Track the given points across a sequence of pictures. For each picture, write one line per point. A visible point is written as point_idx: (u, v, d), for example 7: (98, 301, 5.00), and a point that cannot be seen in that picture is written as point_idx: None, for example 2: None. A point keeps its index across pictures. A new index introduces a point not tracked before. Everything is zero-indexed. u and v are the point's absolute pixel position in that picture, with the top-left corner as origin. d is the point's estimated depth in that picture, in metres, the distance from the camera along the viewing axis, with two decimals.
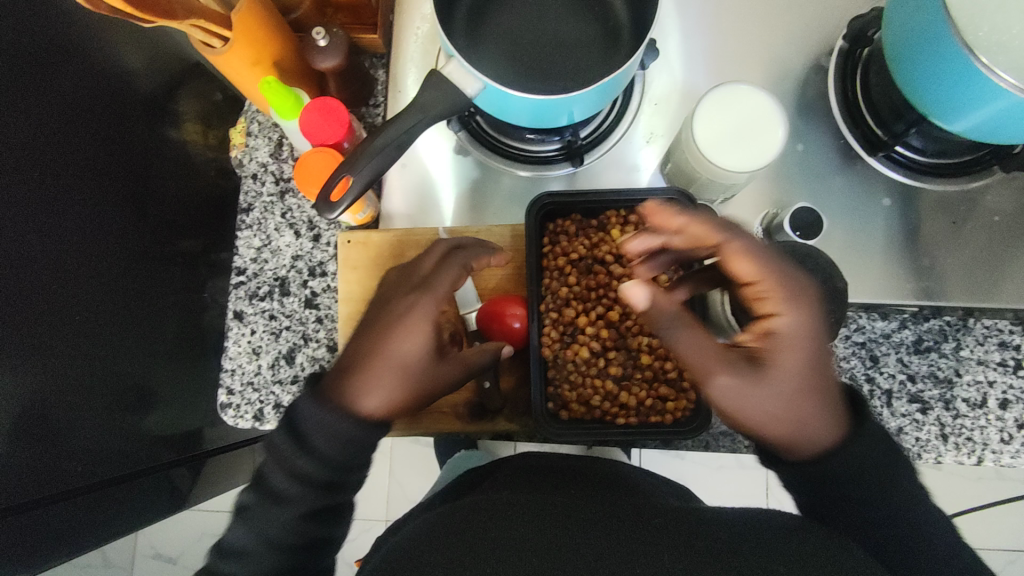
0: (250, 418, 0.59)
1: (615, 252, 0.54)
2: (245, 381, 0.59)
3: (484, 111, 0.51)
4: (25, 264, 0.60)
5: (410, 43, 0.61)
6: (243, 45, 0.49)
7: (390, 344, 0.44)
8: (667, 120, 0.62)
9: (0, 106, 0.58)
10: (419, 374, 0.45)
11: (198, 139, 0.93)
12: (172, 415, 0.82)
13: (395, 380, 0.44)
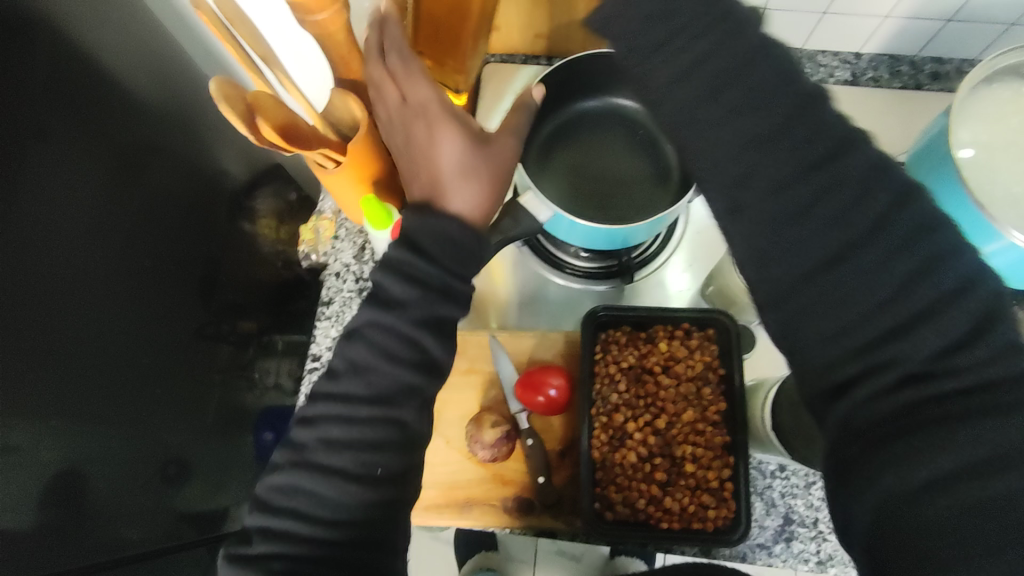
0: None
1: (663, 363, 0.58)
2: None
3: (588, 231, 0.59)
4: (123, 338, 0.67)
5: None
6: (354, 168, 0.56)
7: (448, 170, 0.46)
8: (709, 247, 0.69)
9: (118, 200, 0.67)
10: (475, 141, 0.47)
11: (270, 231, 1.04)
12: (198, 492, 0.84)
13: (470, 161, 0.46)
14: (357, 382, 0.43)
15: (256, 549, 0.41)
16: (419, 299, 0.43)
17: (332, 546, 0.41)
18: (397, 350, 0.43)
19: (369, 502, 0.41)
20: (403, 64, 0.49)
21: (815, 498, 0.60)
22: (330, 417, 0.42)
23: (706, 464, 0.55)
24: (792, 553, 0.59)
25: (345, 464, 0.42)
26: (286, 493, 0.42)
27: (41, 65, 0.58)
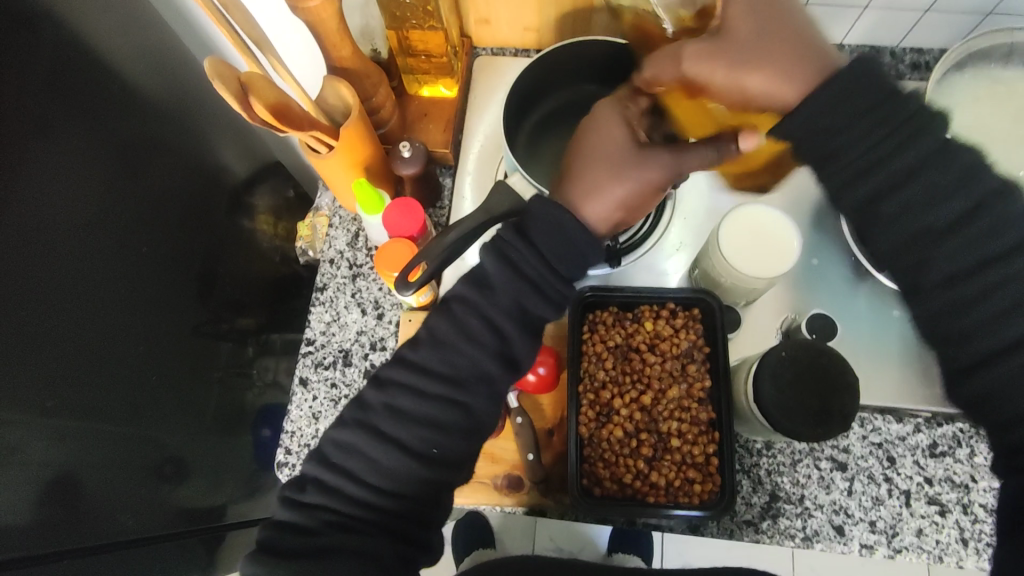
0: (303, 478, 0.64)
1: (648, 342, 0.60)
2: (303, 443, 0.65)
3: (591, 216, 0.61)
4: (120, 326, 0.68)
5: (470, 160, 0.73)
6: (345, 152, 0.58)
7: (602, 167, 0.50)
8: (696, 231, 0.70)
9: (118, 190, 0.68)
10: (635, 153, 0.50)
11: (268, 228, 1.05)
12: (195, 489, 0.85)
13: (615, 172, 0.50)
14: (434, 357, 0.47)
15: (310, 496, 0.45)
16: (510, 286, 0.47)
17: (380, 507, 0.45)
18: (479, 332, 0.47)
19: (422, 476, 0.45)
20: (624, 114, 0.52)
21: (800, 475, 0.61)
22: (401, 385, 0.46)
23: (691, 439, 0.56)
24: (779, 530, 0.59)
25: (408, 435, 0.45)
26: (345, 450, 0.45)
27: (44, 60, 0.59)
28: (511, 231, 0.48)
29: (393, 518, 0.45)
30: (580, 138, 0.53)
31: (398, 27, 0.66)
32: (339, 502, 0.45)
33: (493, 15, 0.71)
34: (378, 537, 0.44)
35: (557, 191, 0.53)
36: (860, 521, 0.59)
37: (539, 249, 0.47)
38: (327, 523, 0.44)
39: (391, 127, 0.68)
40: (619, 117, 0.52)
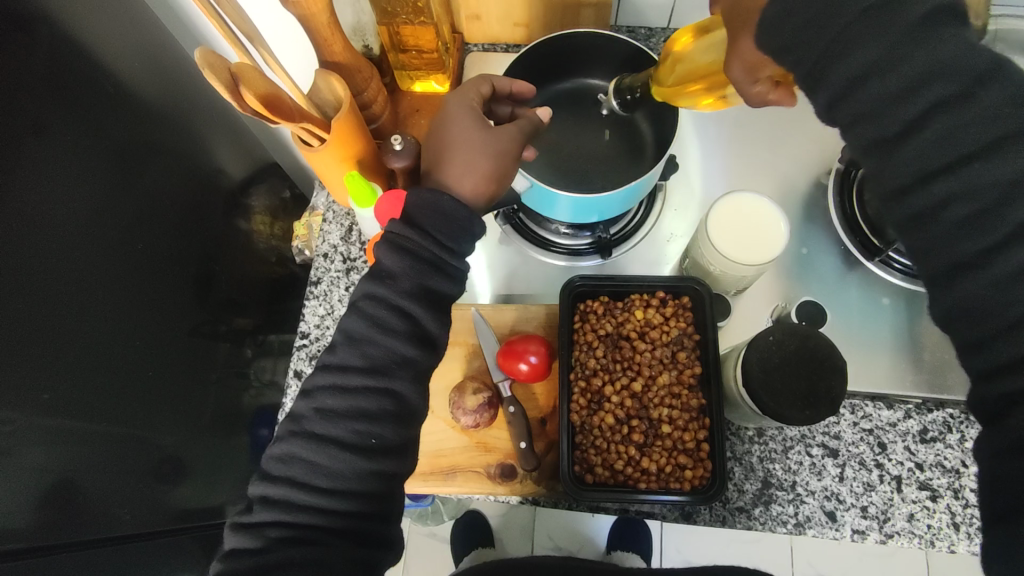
0: None
1: (638, 330, 0.60)
2: None
3: (536, 204, 0.63)
4: (118, 323, 0.68)
5: None
6: (337, 144, 0.58)
7: (456, 147, 0.52)
8: (687, 222, 0.71)
9: (113, 188, 0.69)
10: (489, 134, 0.53)
11: (264, 229, 1.06)
12: (194, 488, 0.85)
13: (470, 151, 0.52)
14: (353, 354, 0.47)
15: (258, 515, 0.45)
16: (410, 271, 0.47)
17: (328, 513, 0.44)
18: (389, 319, 0.47)
19: (363, 470, 0.45)
20: (460, 102, 0.55)
21: (792, 461, 0.61)
22: (326, 389, 0.47)
23: (682, 426, 0.57)
24: (771, 516, 0.60)
25: (343, 433, 0.45)
26: (284, 461, 0.46)
27: (38, 61, 0.60)
28: (398, 222, 0.48)
29: (343, 522, 0.44)
30: (435, 125, 0.55)
31: (389, 23, 0.66)
32: (287, 514, 0.44)
33: (483, 11, 0.72)
34: (331, 543, 0.44)
35: (427, 174, 0.54)
36: (852, 506, 0.59)
37: (426, 228, 0.48)
38: (278, 538, 0.44)
39: (384, 121, 0.69)
40: (463, 105, 0.54)
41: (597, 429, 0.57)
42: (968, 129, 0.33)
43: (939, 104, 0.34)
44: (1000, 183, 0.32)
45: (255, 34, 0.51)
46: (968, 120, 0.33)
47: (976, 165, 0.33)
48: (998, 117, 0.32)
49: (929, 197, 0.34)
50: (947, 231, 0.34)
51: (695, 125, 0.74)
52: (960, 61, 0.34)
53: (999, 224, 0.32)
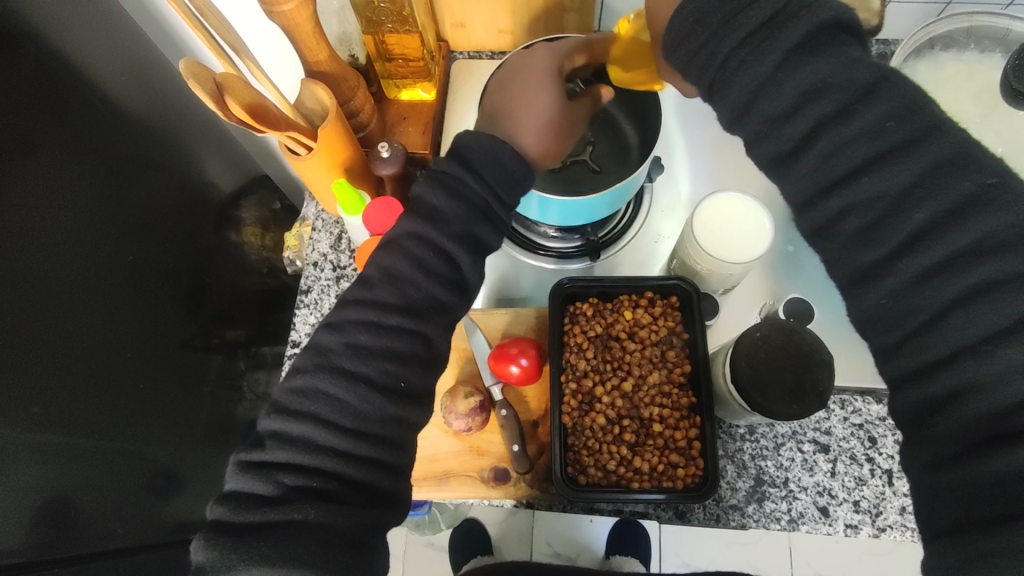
0: None
1: (628, 331, 0.60)
2: None
3: (532, 208, 0.63)
4: (110, 337, 0.68)
5: None
6: (324, 153, 0.59)
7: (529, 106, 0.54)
8: (675, 223, 0.72)
9: (102, 201, 0.69)
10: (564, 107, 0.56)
11: (255, 240, 1.06)
12: (189, 501, 0.85)
13: (549, 119, 0.54)
14: (390, 290, 0.46)
15: (272, 454, 0.43)
16: (462, 216, 0.49)
17: (349, 459, 0.43)
18: (433, 262, 0.47)
19: (390, 415, 0.44)
20: (552, 64, 0.56)
21: (784, 458, 0.61)
22: (357, 324, 0.45)
23: (673, 424, 0.57)
24: (764, 513, 0.60)
25: (371, 370, 0.44)
26: (306, 396, 0.44)
27: (27, 78, 0.60)
28: (456, 165, 0.50)
29: (363, 472, 0.43)
30: (515, 75, 0.57)
31: (374, 32, 0.67)
32: (305, 458, 0.42)
33: (468, 20, 0.73)
34: (351, 496, 0.42)
35: (491, 124, 0.55)
36: (844, 501, 0.60)
37: (481, 176, 0.50)
38: (294, 486, 0.42)
39: (371, 129, 0.70)
40: (552, 65, 0.56)
41: (590, 431, 0.57)
42: (855, 145, 0.39)
43: (830, 117, 0.40)
44: (890, 192, 0.38)
45: (239, 44, 0.52)
46: (854, 136, 0.39)
47: (864, 180, 0.39)
48: (881, 130, 0.38)
49: (827, 209, 0.40)
50: (849, 239, 0.40)
51: (680, 126, 0.75)
52: (840, 76, 0.40)
53: (893, 234, 0.38)
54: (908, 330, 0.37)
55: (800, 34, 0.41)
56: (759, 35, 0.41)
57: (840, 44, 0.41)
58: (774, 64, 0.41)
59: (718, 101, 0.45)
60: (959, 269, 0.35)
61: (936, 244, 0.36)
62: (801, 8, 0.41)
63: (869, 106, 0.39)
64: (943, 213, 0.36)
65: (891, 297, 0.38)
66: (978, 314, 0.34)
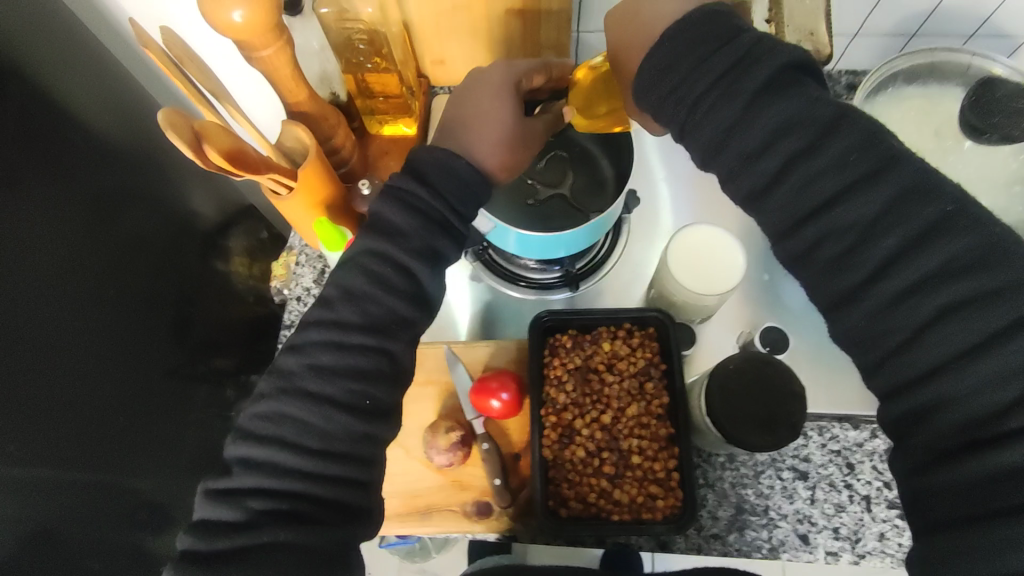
0: None
1: (606, 362, 0.61)
2: None
3: (506, 242, 0.64)
4: (95, 372, 0.68)
5: None
6: (304, 192, 0.60)
7: (482, 123, 0.56)
8: (653, 253, 0.73)
9: (89, 236, 0.69)
10: (518, 127, 0.57)
11: (243, 269, 1.05)
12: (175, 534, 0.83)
13: (498, 135, 0.56)
14: (351, 310, 0.47)
15: (240, 480, 0.45)
16: (421, 229, 0.49)
17: (316, 480, 0.45)
18: (392, 277, 0.48)
19: (357, 433, 0.46)
20: (507, 84, 0.58)
21: (764, 485, 0.62)
22: (319, 344, 0.47)
23: (652, 455, 0.58)
24: (745, 541, 0.60)
25: (336, 390, 0.46)
26: (272, 421, 0.46)
27: (13, 118, 0.61)
28: (412, 180, 0.51)
29: (333, 491, 0.45)
30: (470, 90, 0.58)
31: (355, 71, 0.69)
32: (272, 482, 0.44)
33: (447, 55, 0.74)
34: (321, 515, 0.44)
35: (445, 139, 0.57)
36: (824, 528, 0.60)
37: (438, 188, 0.51)
38: (261, 510, 0.44)
39: (353, 165, 0.71)
40: (507, 83, 0.58)
41: (570, 464, 0.58)
42: (825, 177, 0.43)
43: (797, 155, 0.44)
44: (861, 221, 0.42)
45: (220, 90, 0.53)
46: (822, 170, 0.43)
47: (836, 210, 0.43)
48: (846, 163, 0.43)
49: (804, 238, 0.44)
50: (824, 265, 0.44)
51: (656, 158, 0.77)
52: (802, 114, 0.44)
53: (865, 261, 0.42)
54: (888, 348, 0.42)
55: (762, 77, 0.45)
56: (727, 78, 0.45)
57: (801, 85, 0.45)
58: (742, 106, 0.45)
59: (692, 137, 0.48)
60: (929, 291, 0.40)
61: (906, 269, 0.41)
62: (758, 57, 0.45)
63: (832, 142, 0.43)
64: (911, 237, 0.41)
65: (872, 316, 0.42)
66: (951, 330, 0.39)
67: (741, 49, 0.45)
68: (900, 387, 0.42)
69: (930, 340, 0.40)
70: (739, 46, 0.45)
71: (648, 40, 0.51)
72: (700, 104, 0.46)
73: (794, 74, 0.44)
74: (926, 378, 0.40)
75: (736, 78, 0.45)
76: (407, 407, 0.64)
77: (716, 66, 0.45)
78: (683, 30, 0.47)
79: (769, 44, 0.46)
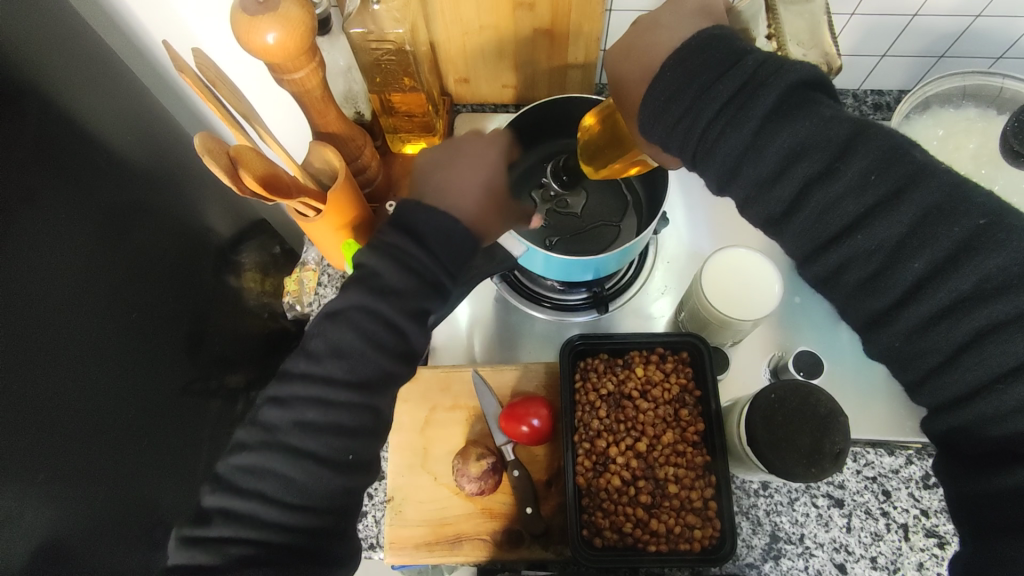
0: (366, 547, 0.63)
1: (640, 388, 0.60)
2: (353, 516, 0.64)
3: (536, 267, 0.64)
4: (107, 390, 0.64)
5: None
6: (333, 215, 0.58)
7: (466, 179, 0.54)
8: (678, 275, 0.72)
9: (103, 249, 0.67)
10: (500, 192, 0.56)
11: (256, 285, 1.01)
12: None
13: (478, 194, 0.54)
14: (337, 365, 0.45)
15: (217, 531, 0.44)
16: (414, 290, 0.47)
17: (294, 534, 0.44)
18: (429, 272, 0.48)
19: (338, 489, 0.45)
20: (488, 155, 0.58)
21: (798, 513, 0.61)
22: (306, 399, 0.45)
23: (689, 483, 0.57)
24: (781, 571, 0.59)
25: (318, 443, 0.45)
26: (253, 475, 0.45)
27: (27, 130, 0.60)
28: (406, 238, 0.48)
29: (309, 545, 0.44)
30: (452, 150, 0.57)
31: (380, 90, 0.68)
32: (263, 510, 0.44)
33: (470, 74, 0.74)
34: (304, 542, 0.44)
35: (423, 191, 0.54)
36: (862, 557, 0.59)
37: (434, 253, 0.49)
38: (246, 544, 0.44)
39: (377, 184, 0.71)
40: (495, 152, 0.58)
41: (604, 493, 0.57)
42: (844, 202, 0.41)
43: (814, 178, 0.42)
44: (886, 244, 0.40)
45: (250, 113, 0.53)
46: (842, 193, 0.41)
47: (860, 236, 0.41)
48: (867, 184, 0.41)
49: (828, 263, 0.43)
50: (853, 288, 0.43)
51: (680, 181, 0.76)
52: (818, 137, 0.42)
53: (894, 284, 0.40)
54: (926, 369, 0.41)
55: (771, 102, 0.42)
56: (733, 105, 0.43)
57: (813, 105, 0.42)
58: (753, 132, 0.43)
59: (705, 168, 0.46)
60: (963, 314, 0.38)
61: (938, 290, 0.39)
62: (771, 74, 0.43)
63: (852, 162, 0.41)
64: (940, 260, 0.39)
65: (903, 339, 0.41)
66: (1005, 344, 0.37)
67: (745, 73, 0.43)
68: (944, 404, 0.41)
69: (966, 347, 0.39)
70: (742, 70, 0.43)
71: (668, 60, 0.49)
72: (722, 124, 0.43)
73: (799, 92, 0.43)
74: (970, 395, 0.39)
75: (740, 106, 0.43)
76: (436, 434, 0.63)
77: (720, 94, 0.43)
78: (683, 58, 0.45)
79: (777, 62, 0.43)
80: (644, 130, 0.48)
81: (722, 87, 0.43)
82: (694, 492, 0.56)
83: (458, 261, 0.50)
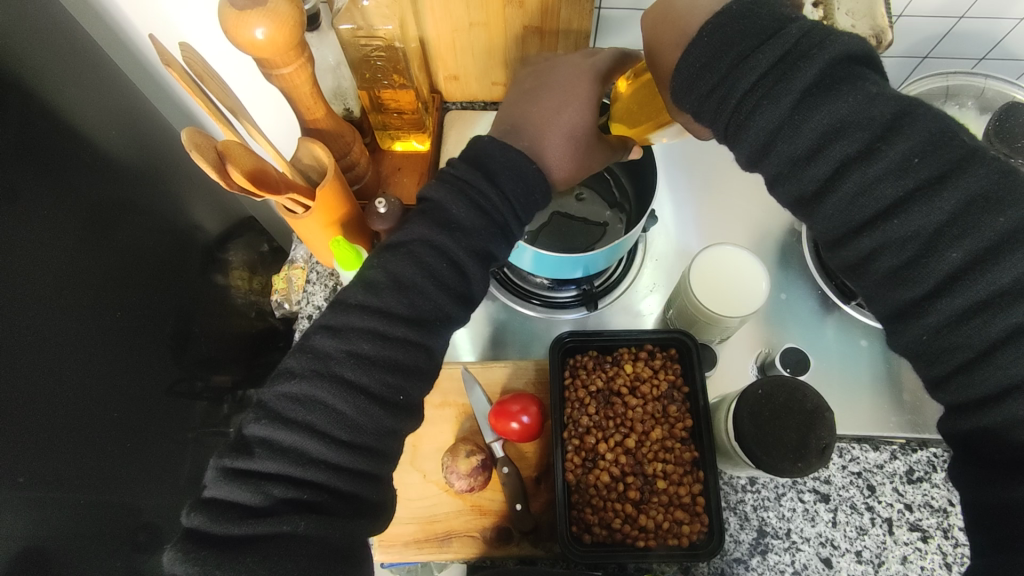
0: None
1: (629, 385, 0.60)
2: None
3: (529, 263, 0.64)
4: (91, 389, 0.64)
5: None
6: (321, 212, 0.58)
7: (551, 123, 0.54)
8: (666, 272, 0.73)
9: (88, 246, 0.66)
10: (591, 131, 0.55)
11: (244, 283, 1.00)
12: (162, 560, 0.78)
13: (562, 141, 0.54)
14: (400, 303, 0.46)
15: (260, 464, 0.42)
16: (483, 228, 0.50)
17: (339, 472, 0.43)
18: (445, 273, 0.48)
19: (387, 428, 0.44)
20: (580, 90, 0.55)
21: (785, 508, 0.61)
22: (362, 331, 0.45)
23: (677, 479, 0.57)
24: (768, 565, 0.60)
25: (372, 383, 0.44)
26: (302, 405, 0.43)
27: (9, 124, 0.59)
28: (475, 173, 0.51)
29: (352, 485, 0.43)
30: (544, 86, 0.56)
31: (370, 87, 0.68)
32: (296, 469, 0.42)
33: (460, 71, 0.74)
34: (337, 508, 0.42)
35: (513, 133, 0.55)
36: (847, 551, 0.60)
37: (504, 190, 0.51)
38: (283, 499, 0.41)
39: (366, 181, 0.70)
40: (587, 84, 0.55)
41: (594, 489, 0.57)
42: (883, 184, 0.41)
43: (854, 157, 0.41)
44: (924, 230, 0.40)
45: (237, 108, 0.52)
46: (880, 176, 0.41)
47: (895, 221, 0.40)
48: (908, 167, 0.40)
49: (859, 249, 0.42)
50: (884, 276, 0.42)
51: (667, 180, 0.76)
52: (858, 115, 0.41)
53: (929, 273, 0.40)
54: (955, 365, 0.40)
55: (814, 75, 0.41)
56: (771, 77, 0.42)
57: (857, 79, 0.41)
58: (789, 107, 0.42)
59: (735, 144, 0.45)
60: (1000, 309, 0.38)
61: (976, 283, 0.38)
62: (814, 46, 0.42)
63: (894, 143, 0.40)
64: (979, 251, 0.38)
65: (930, 333, 0.41)
66: (1021, 355, 0.37)
67: (788, 43, 0.42)
68: (965, 405, 0.40)
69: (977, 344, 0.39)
70: (784, 40, 0.42)
71: (684, 39, 0.49)
72: (736, 109, 0.43)
73: (843, 64, 0.42)
74: (984, 391, 0.39)
75: (780, 78, 0.42)
76: (425, 431, 0.63)
77: (757, 67, 0.42)
78: (723, 23, 0.44)
79: (822, 34, 0.42)
80: (676, 99, 0.47)
81: (731, 73, 0.43)
82: (681, 487, 0.57)
83: (490, 221, 0.50)
